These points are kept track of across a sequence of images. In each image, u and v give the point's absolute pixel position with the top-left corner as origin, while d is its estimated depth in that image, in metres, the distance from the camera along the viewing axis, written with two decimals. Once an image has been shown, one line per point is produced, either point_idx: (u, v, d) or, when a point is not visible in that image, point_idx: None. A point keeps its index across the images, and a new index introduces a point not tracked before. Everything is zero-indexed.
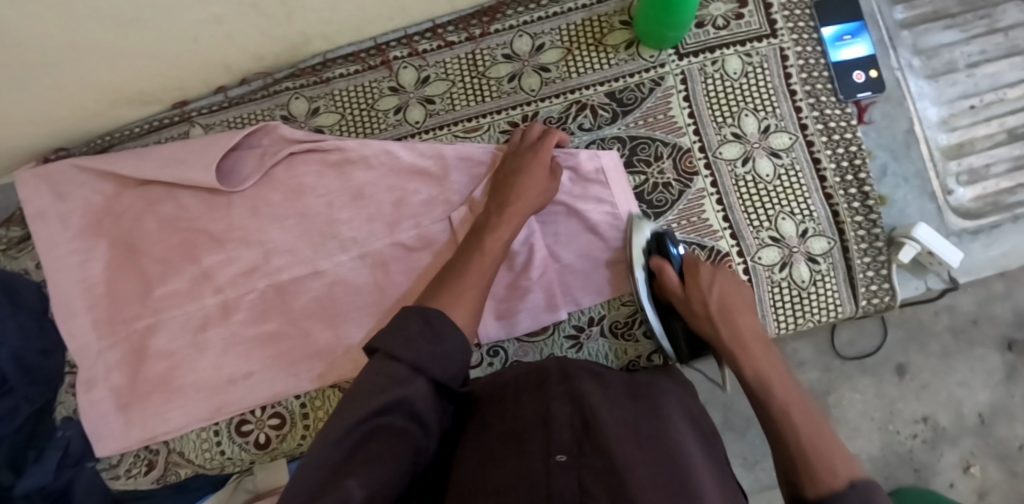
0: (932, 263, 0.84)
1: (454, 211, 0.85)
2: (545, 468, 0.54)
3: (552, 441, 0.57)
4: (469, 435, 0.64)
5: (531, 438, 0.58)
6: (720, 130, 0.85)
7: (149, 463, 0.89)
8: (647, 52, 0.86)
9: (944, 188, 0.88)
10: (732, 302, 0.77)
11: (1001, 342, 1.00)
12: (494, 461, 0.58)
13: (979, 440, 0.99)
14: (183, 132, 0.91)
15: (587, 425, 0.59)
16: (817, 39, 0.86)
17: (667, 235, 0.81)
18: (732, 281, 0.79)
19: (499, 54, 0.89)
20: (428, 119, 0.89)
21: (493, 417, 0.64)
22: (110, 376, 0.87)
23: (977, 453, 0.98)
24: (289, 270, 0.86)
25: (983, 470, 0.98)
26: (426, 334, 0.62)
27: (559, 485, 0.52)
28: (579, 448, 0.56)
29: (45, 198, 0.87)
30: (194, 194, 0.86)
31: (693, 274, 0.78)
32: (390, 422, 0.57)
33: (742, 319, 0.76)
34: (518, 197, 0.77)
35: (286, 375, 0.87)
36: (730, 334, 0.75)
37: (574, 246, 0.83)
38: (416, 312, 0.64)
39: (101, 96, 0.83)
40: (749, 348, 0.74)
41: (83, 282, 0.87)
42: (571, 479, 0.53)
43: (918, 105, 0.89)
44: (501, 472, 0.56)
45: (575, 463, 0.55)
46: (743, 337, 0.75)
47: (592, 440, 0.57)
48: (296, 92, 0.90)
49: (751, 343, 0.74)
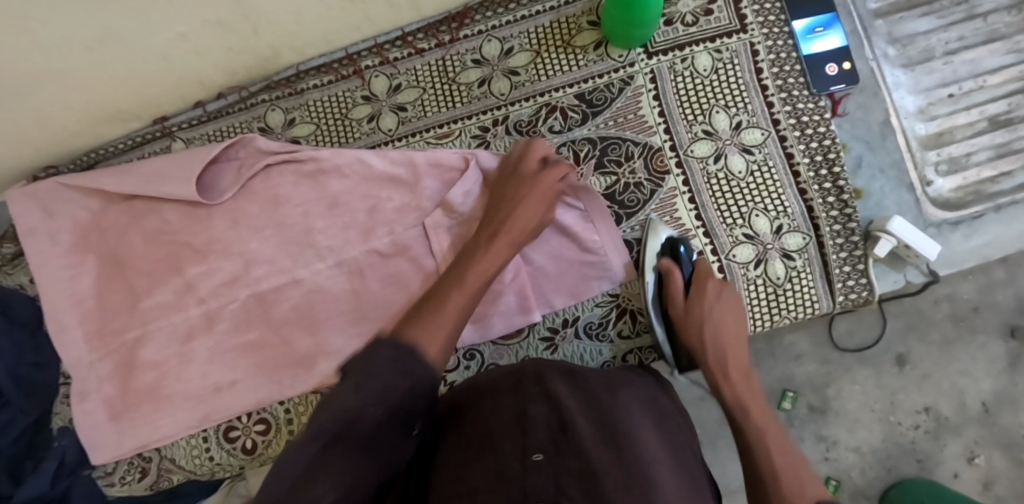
0: (909, 256, 0.83)
1: (427, 217, 0.86)
2: (522, 466, 0.54)
3: (528, 441, 0.57)
4: (447, 440, 0.63)
5: (507, 438, 0.57)
6: (691, 128, 0.85)
7: (142, 470, 0.92)
8: (616, 51, 0.86)
9: (923, 179, 0.86)
10: (726, 324, 0.77)
11: (1004, 329, 0.98)
12: (472, 463, 0.57)
13: (982, 429, 0.97)
14: (164, 147, 0.94)
15: (564, 426, 0.59)
16: (788, 32, 0.85)
17: (681, 243, 0.82)
18: (732, 302, 0.79)
19: (468, 59, 0.89)
20: (401, 127, 0.90)
21: (473, 418, 0.63)
22: (103, 387, 0.89)
23: (981, 443, 0.97)
24: (269, 279, 0.88)
25: (988, 460, 0.97)
26: (405, 350, 0.55)
27: (536, 486, 0.52)
28: (555, 448, 0.56)
29: (35, 216, 0.89)
30: (176, 207, 0.88)
31: (699, 291, 0.79)
32: (371, 431, 0.50)
33: (732, 344, 0.76)
34: (512, 221, 0.74)
35: (270, 382, 0.89)
36: (718, 359, 0.75)
37: (546, 248, 0.83)
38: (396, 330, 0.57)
39: (82, 116, 0.85)
40: (731, 375, 0.74)
41: (74, 296, 0.90)
42: (548, 478, 0.53)
43: (895, 95, 0.87)
44: (477, 469, 0.56)
45: (550, 462, 0.54)
46: (730, 363, 0.75)
47: (568, 439, 0.57)
48: (272, 104, 0.92)
49: (734, 371, 0.75)
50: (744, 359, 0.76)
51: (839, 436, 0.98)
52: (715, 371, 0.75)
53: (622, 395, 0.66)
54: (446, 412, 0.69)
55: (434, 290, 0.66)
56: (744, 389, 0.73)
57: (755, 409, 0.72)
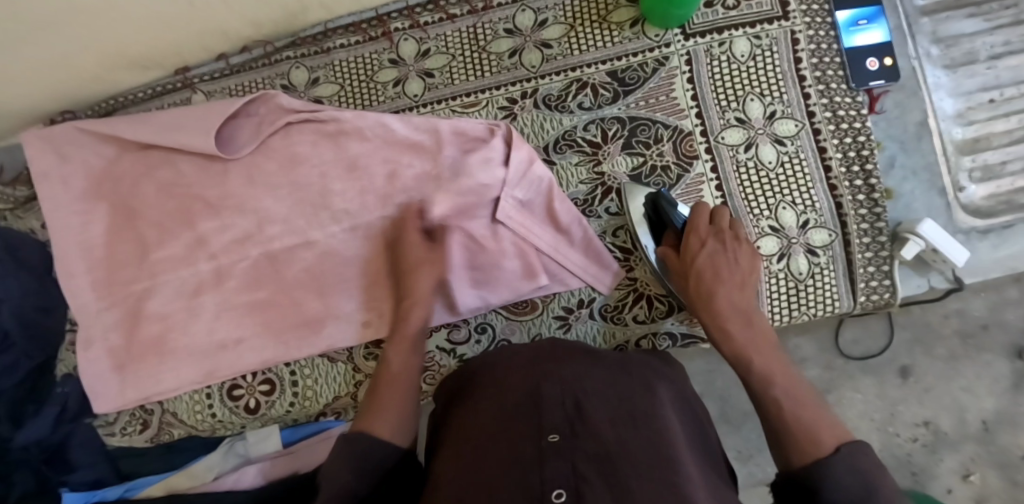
0: (935, 260, 0.81)
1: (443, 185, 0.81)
2: (538, 450, 0.54)
3: (545, 422, 0.57)
4: (456, 420, 0.65)
5: (524, 419, 0.58)
6: (723, 114, 0.83)
7: (143, 422, 0.91)
8: (652, 31, 0.84)
9: (956, 184, 0.85)
10: (721, 276, 0.73)
11: (1011, 349, 0.97)
12: (487, 447, 0.57)
13: (980, 447, 0.96)
14: (184, 99, 0.91)
15: (580, 406, 0.58)
16: (831, 23, 0.83)
17: (662, 197, 0.79)
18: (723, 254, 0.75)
19: (500, 29, 0.87)
20: (427, 93, 0.88)
21: (491, 398, 0.64)
22: (108, 337, 0.88)
23: (978, 460, 0.96)
24: (282, 239, 0.86)
25: (983, 478, 0.96)
26: (354, 446, 0.61)
27: (552, 468, 0.51)
28: (572, 429, 0.56)
29: (48, 160, 0.88)
30: (193, 160, 0.87)
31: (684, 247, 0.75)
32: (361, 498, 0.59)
33: (723, 293, 0.72)
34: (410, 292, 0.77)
35: (276, 344, 0.88)
36: (712, 313, 0.71)
37: (551, 233, 0.82)
38: (344, 437, 0.63)
39: (104, 60, 0.83)
40: (727, 326, 0.70)
41: (84, 245, 0.88)
42: (564, 462, 0.52)
43: (934, 96, 0.85)
44: (493, 454, 0.55)
45: (567, 443, 0.54)
46: (725, 313, 0.71)
47: (584, 420, 0.57)
48: (297, 61, 0.90)
49: (731, 323, 0.70)
50: (741, 305, 0.71)
51: None
52: (712, 327, 0.71)
53: (636, 372, 0.67)
54: (453, 396, 0.71)
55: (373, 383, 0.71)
56: (744, 339, 0.69)
57: (757, 356, 0.67)
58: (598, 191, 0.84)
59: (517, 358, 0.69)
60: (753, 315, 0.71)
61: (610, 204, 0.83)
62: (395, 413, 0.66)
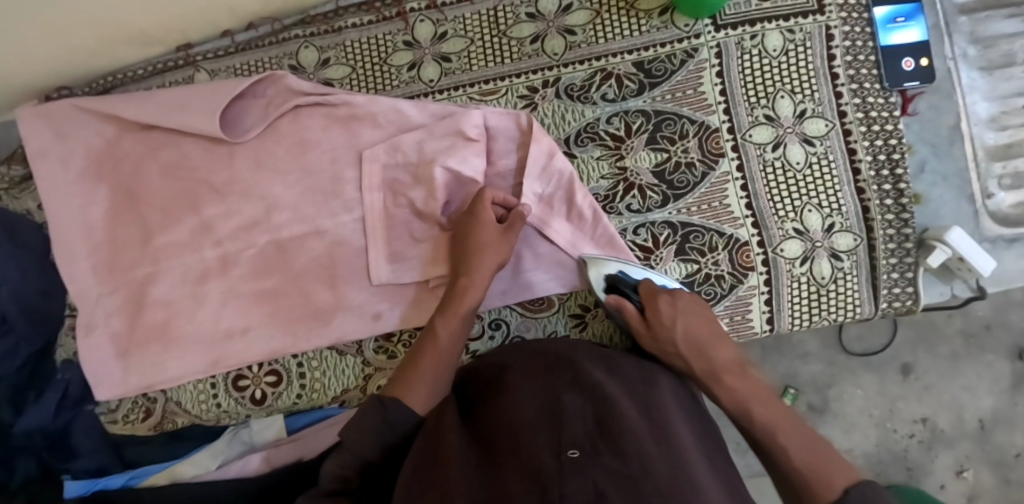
0: (961, 269, 0.80)
1: (450, 162, 0.78)
2: (558, 465, 0.52)
3: (566, 437, 0.55)
4: (479, 415, 0.64)
5: (545, 431, 0.56)
6: (752, 111, 0.80)
7: (146, 411, 0.88)
8: (681, 20, 0.81)
9: (985, 191, 0.85)
10: (698, 329, 0.73)
11: (1011, 350, 0.97)
12: (503, 458, 0.55)
13: (975, 445, 0.97)
14: (186, 77, 0.86)
15: (602, 422, 0.57)
16: (868, 19, 0.80)
17: (620, 279, 0.77)
18: (693, 306, 0.75)
19: (522, 13, 0.83)
20: (443, 78, 0.84)
21: (506, 407, 0.62)
22: (110, 322, 0.85)
23: (972, 458, 0.97)
24: (291, 227, 0.83)
25: (976, 475, 0.97)
26: (385, 419, 0.65)
27: (572, 485, 0.50)
28: (593, 446, 0.54)
29: (45, 137, 0.84)
30: (197, 142, 0.83)
31: (652, 308, 0.74)
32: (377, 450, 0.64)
33: (712, 350, 0.72)
34: (473, 276, 0.75)
35: (284, 334, 0.85)
36: (701, 367, 0.71)
37: (570, 226, 0.79)
38: (376, 404, 0.65)
39: (105, 34, 0.79)
40: (722, 379, 0.70)
41: (83, 226, 0.85)
42: (585, 479, 0.51)
43: (968, 99, 0.85)
44: (512, 464, 0.54)
45: (588, 459, 0.53)
46: (712, 363, 0.71)
47: (606, 437, 0.56)
48: (306, 40, 0.86)
49: (725, 373, 0.70)
50: (729, 355, 0.72)
51: (833, 437, 0.98)
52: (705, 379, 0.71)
53: (658, 388, 0.66)
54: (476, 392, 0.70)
55: (410, 359, 0.72)
56: (741, 389, 0.69)
57: (759, 407, 0.67)
58: (619, 188, 0.80)
59: (535, 367, 0.67)
60: (746, 364, 0.72)
61: (631, 201, 0.80)
62: (424, 394, 0.69)
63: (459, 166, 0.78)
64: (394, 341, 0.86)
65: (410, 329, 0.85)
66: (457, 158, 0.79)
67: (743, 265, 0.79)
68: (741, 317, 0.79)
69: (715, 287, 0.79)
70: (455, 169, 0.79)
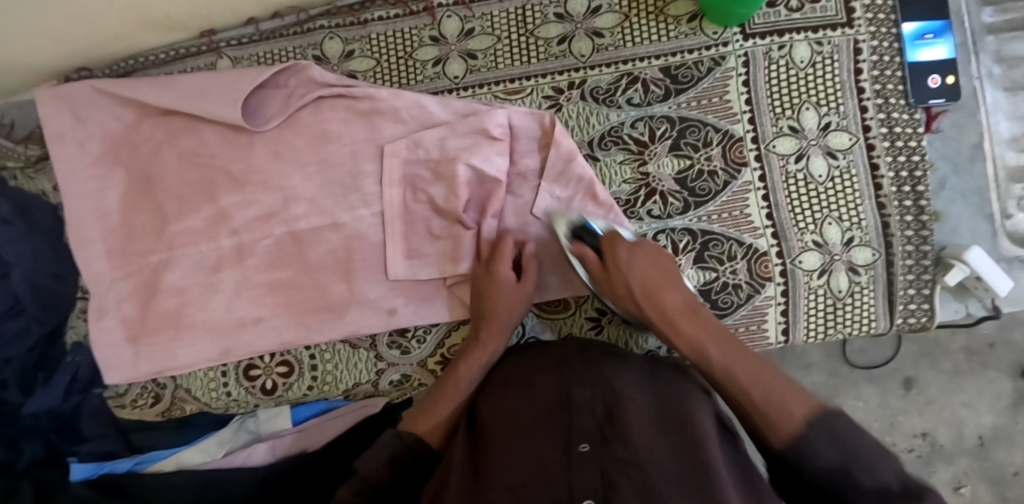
0: (977, 288, 0.81)
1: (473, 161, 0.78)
2: (566, 458, 0.53)
3: (575, 429, 0.56)
4: (490, 410, 0.65)
5: (554, 426, 0.57)
6: (777, 122, 0.80)
7: (155, 396, 0.87)
8: (710, 27, 0.81)
9: (1003, 210, 0.85)
10: (653, 274, 0.73)
11: (1014, 368, 0.97)
12: (514, 450, 0.56)
13: (974, 461, 0.97)
14: (208, 64, 0.86)
15: (613, 415, 0.57)
16: (896, 34, 0.81)
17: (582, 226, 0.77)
18: (651, 252, 0.75)
19: (550, 13, 0.83)
20: (468, 75, 0.83)
21: (518, 404, 0.62)
22: (121, 307, 0.85)
23: (969, 474, 0.97)
24: (307, 219, 0.83)
25: (973, 491, 0.97)
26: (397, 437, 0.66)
27: (580, 476, 0.51)
28: (602, 438, 0.55)
29: (64, 120, 0.83)
30: (216, 130, 0.82)
31: (610, 256, 0.74)
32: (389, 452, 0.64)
33: (667, 295, 0.72)
34: (492, 323, 0.75)
35: (298, 326, 0.84)
36: (657, 314, 0.72)
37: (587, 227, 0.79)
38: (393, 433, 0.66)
39: (130, 18, 0.78)
40: (675, 322, 0.71)
41: (98, 210, 0.84)
42: (593, 471, 0.52)
43: (991, 118, 0.85)
44: (519, 455, 0.55)
45: (597, 452, 0.54)
46: (669, 309, 0.72)
47: (617, 429, 0.56)
48: (331, 31, 0.85)
49: (679, 318, 0.71)
50: (685, 300, 0.73)
51: None
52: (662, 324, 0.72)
53: (678, 385, 0.64)
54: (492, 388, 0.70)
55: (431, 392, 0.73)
56: (691, 330, 0.69)
57: (714, 349, 0.67)
58: (640, 193, 0.80)
59: (545, 361, 0.67)
60: (700, 308, 0.72)
61: (652, 206, 0.80)
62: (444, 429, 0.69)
63: (482, 164, 0.78)
64: (408, 336, 0.85)
65: (426, 325, 0.85)
66: (481, 157, 0.78)
67: (761, 275, 0.79)
68: (759, 327, 0.79)
69: (732, 296, 0.79)
70: (479, 167, 0.79)
